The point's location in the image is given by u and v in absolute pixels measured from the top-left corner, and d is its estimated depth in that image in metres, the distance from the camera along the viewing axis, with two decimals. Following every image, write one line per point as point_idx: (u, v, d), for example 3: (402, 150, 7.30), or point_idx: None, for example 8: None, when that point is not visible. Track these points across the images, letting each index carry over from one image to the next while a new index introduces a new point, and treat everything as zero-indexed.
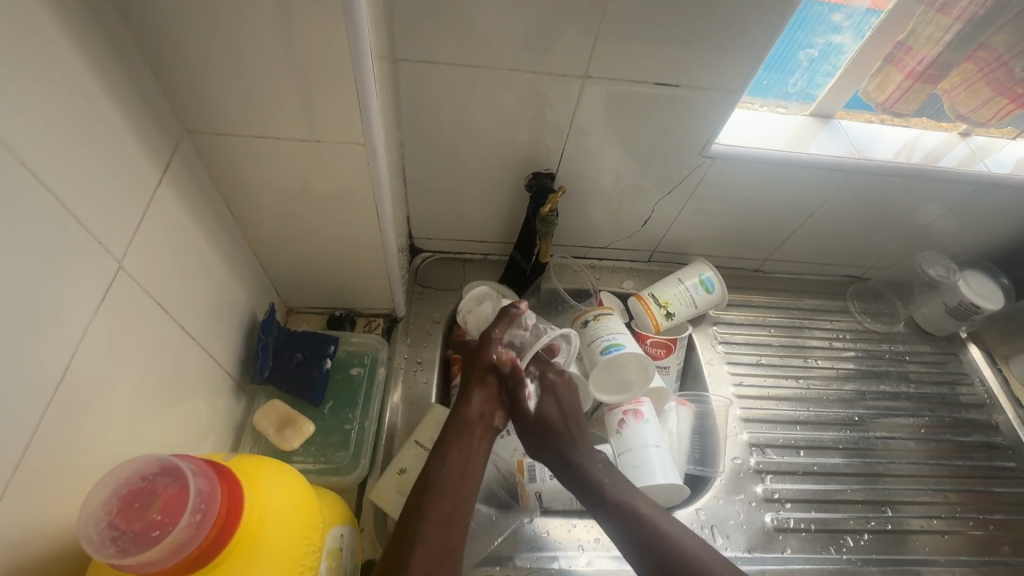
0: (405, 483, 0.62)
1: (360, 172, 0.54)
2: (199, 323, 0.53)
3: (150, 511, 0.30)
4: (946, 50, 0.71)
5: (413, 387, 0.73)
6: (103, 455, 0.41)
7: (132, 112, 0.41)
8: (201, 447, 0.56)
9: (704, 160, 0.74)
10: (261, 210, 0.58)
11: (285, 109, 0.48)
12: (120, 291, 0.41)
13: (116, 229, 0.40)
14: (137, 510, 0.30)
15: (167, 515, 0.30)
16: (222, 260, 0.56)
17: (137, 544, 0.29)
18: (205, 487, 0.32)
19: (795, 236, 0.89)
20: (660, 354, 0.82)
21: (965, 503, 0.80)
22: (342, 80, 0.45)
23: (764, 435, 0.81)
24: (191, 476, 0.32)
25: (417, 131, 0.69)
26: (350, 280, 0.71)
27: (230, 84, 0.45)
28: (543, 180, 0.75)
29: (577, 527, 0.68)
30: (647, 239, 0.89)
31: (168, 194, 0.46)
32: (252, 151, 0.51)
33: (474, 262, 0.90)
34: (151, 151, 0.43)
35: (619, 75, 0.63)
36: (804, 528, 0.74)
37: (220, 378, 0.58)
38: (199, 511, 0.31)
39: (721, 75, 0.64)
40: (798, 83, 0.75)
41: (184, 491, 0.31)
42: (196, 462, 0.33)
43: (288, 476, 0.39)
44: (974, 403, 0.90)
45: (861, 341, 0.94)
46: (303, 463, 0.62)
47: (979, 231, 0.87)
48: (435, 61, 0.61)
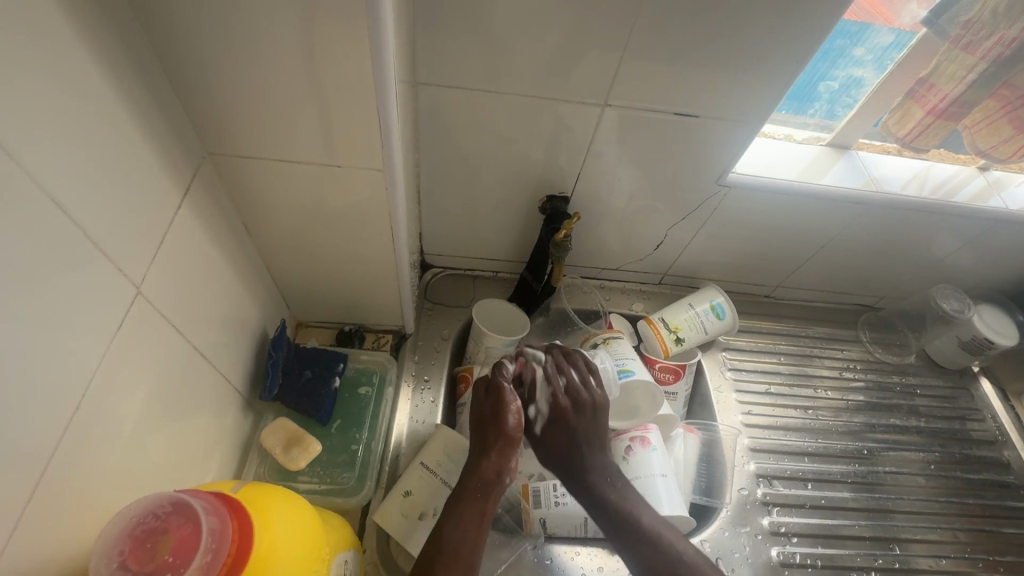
0: (410, 506, 0.61)
1: (377, 195, 0.54)
2: (210, 342, 0.53)
3: (161, 551, 0.30)
4: (970, 88, 0.70)
5: (420, 406, 0.73)
6: (112, 478, 0.41)
7: (157, 138, 0.41)
8: (207, 464, 0.55)
9: (719, 188, 0.74)
10: (277, 228, 0.58)
11: (308, 135, 0.48)
12: (136, 314, 0.41)
13: (135, 253, 0.40)
14: (148, 551, 0.30)
15: (178, 556, 0.30)
16: (236, 278, 0.56)
17: None
18: (216, 527, 0.32)
19: (808, 264, 0.88)
20: (667, 379, 0.81)
21: (974, 543, 0.79)
22: (365, 108, 0.45)
23: (772, 466, 0.80)
24: (203, 515, 0.32)
25: (433, 151, 0.70)
26: (361, 297, 0.71)
27: (255, 110, 0.45)
28: (557, 204, 0.75)
29: (581, 555, 0.67)
30: (659, 263, 0.89)
31: (187, 216, 0.46)
32: (272, 172, 0.52)
33: (484, 279, 0.90)
34: (173, 175, 0.44)
35: (637, 103, 0.63)
36: (809, 564, 0.73)
37: (230, 396, 0.58)
38: (211, 551, 0.31)
39: (739, 106, 0.64)
40: (817, 113, 0.75)
41: (197, 532, 0.31)
42: (205, 496, 0.33)
43: (296, 506, 0.39)
44: (985, 440, 0.89)
45: (871, 371, 0.93)
46: (307, 484, 0.61)
47: (995, 266, 0.86)
48: (454, 84, 0.62)
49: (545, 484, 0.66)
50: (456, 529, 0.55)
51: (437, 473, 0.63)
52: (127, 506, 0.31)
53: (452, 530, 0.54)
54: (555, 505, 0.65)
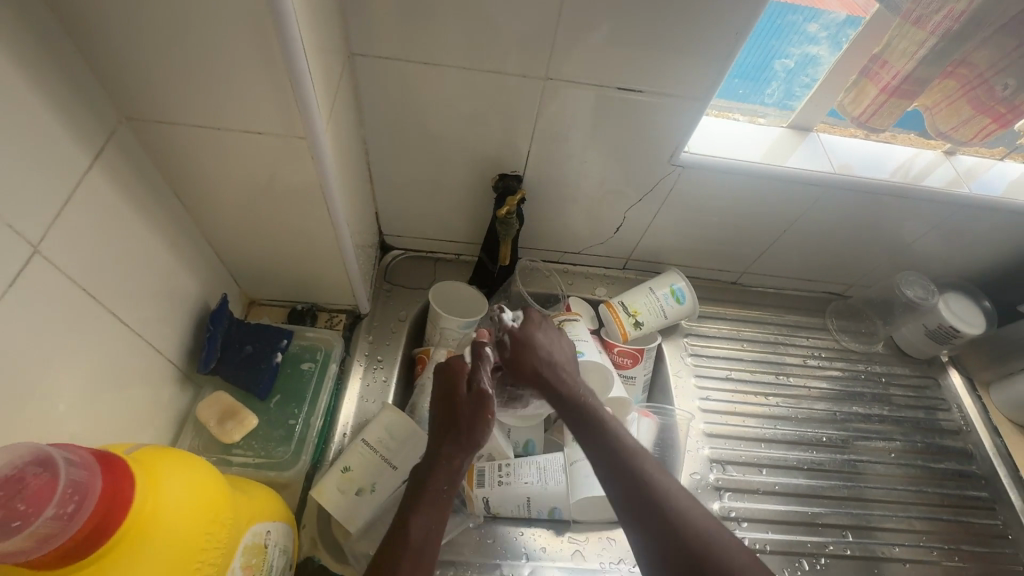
0: (348, 481, 0.61)
1: (306, 166, 0.54)
2: (136, 312, 0.53)
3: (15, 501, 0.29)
4: (921, 65, 0.68)
5: (371, 385, 0.73)
6: (13, 440, 0.41)
7: (58, 96, 0.41)
8: (136, 435, 0.55)
9: (673, 168, 0.73)
10: (211, 200, 0.58)
11: (225, 99, 0.47)
12: (39, 276, 0.41)
13: (34, 213, 0.40)
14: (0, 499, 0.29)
15: (32, 505, 0.29)
16: (168, 249, 0.56)
17: None
18: (80, 478, 0.31)
19: (771, 249, 0.87)
20: (626, 363, 0.81)
21: (931, 532, 0.78)
22: (277, 71, 0.45)
23: (727, 451, 0.79)
24: (66, 466, 0.31)
25: (380, 127, 0.69)
26: (309, 274, 0.71)
27: (166, 72, 0.45)
28: (509, 181, 0.74)
29: (524, 535, 0.67)
30: (621, 246, 0.88)
31: (101, 181, 0.46)
32: (197, 140, 0.51)
33: (444, 262, 0.89)
34: (79, 136, 0.43)
35: (580, 77, 0.62)
36: (759, 549, 0.72)
37: (163, 368, 0.58)
38: (72, 502, 0.30)
39: (685, 82, 0.62)
40: (775, 94, 0.74)
41: (56, 481, 0.30)
42: (76, 452, 0.33)
43: (194, 471, 0.39)
44: (950, 429, 0.87)
45: (837, 360, 0.92)
46: (240, 457, 0.61)
47: (962, 253, 0.85)
48: (393, 57, 0.61)
49: (491, 464, 0.66)
50: (421, 521, 0.51)
51: (379, 451, 0.63)
52: None
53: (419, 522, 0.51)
54: (498, 485, 0.65)
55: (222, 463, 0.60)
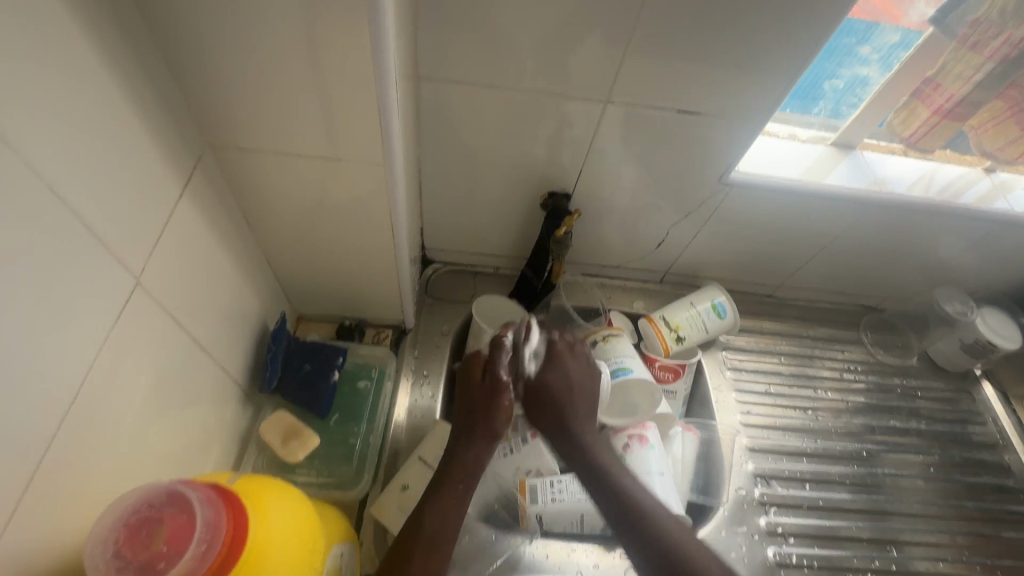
0: (407, 500, 0.61)
1: (377, 190, 0.54)
2: (210, 334, 0.53)
3: (156, 541, 0.30)
4: (976, 89, 0.69)
5: (418, 400, 0.73)
6: (109, 468, 0.41)
7: (157, 127, 0.41)
8: (206, 455, 0.56)
9: (721, 187, 0.73)
10: (278, 221, 0.59)
11: (308, 127, 0.48)
12: (136, 305, 0.41)
13: (135, 244, 0.40)
14: (143, 539, 0.31)
15: (170, 546, 0.30)
16: (237, 270, 0.57)
17: (144, 575, 0.30)
18: (210, 518, 0.32)
19: (810, 265, 0.88)
20: (667, 378, 0.81)
21: (972, 546, 0.79)
22: (365, 102, 0.45)
23: (769, 466, 0.80)
24: (198, 505, 0.32)
25: (435, 145, 0.69)
26: (362, 292, 0.71)
27: (256, 102, 0.45)
28: (559, 200, 0.75)
29: (576, 552, 0.67)
30: (661, 261, 0.88)
31: (188, 208, 0.46)
32: (273, 164, 0.52)
33: (485, 276, 0.89)
34: (172, 165, 0.44)
35: (640, 100, 0.63)
36: (805, 564, 0.73)
37: (229, 388, 0.58)
38: (204, 542, 0.31)
39: (743, 104, 0.63)
40: (822, 111, 0.75)
41: (191, 523, 0.31)
42: (201, 488, 0.34)
43: (292, 498, 0.39)
44: (986, 443, 0.88)
45: (873, 373, 0.93)
46: (305, 477, 0.62)
47: (999, 269, 0.86)
48: (456, 79, 0.61)
49: (543, 480, 0.66)
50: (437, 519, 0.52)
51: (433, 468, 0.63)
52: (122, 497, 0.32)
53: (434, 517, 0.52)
54: (552, 501, 0.65)
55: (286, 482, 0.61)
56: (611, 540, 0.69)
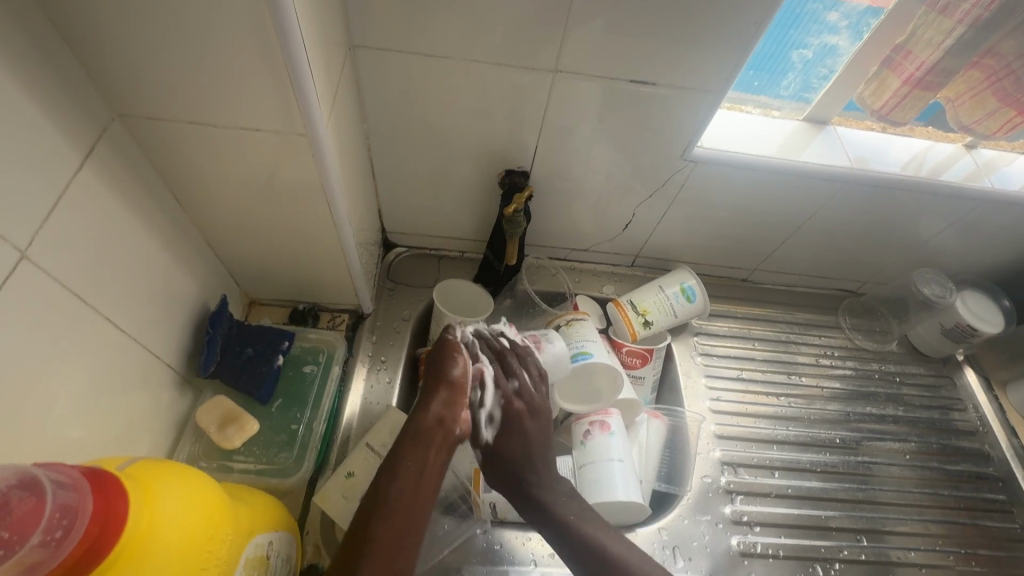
0: (352, 487, 0.60)
1: (306, 164, 0.52)
2: (133, 315, 0.51)
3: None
4: (947, 56, 0.66)
5: (375, 386, 0.71)
6: (3, 455, 0.39)
7: (45, 92, 0.39)
8: (136, 441, 0.54)
9: (685, 163, 0.70)
10: (208, 199, 0.56)
11: (221, 93, 0.45)
12: (29, 281, 0.39)
13: (21, 216, 0.38)
14: None
15: (16, 532, 0.28)
16: (164, 250, 0.54)
17: None
18: (69, 501, 0.30)
19: (783, 247, 0.85)
20: (635, 364, 0.79)
21: (947, 536, 0.76)
22: (276, 65, 0.42)
23: (738, 454, 0.78)
24: (53, 489, 0.30)
25: (383, 122, 0.67)
26: (310, 274, 0.69)
27: (160, 67, 0.43)
28: (516, 178, 0.72)
29: (532, 540, 0.65)
30: (629, 244, 0.86)
31: (92, 181, 0.44)
32: (191, 137, 0.49)
33: (449, 260, 0.87)
34: (69, 135, 0.41)
35: (591, 70, 0.60)
36: (772, 554, 0.71)
37: (161, 372, 0.56)
38: (60, 528, 0.29)
39: (700, 74, 0.60)
40: (791, 85, 0.72)
41: (43, 505, 0.29)
42: (64, 472, 0.32)
43: (188, 483, 0.37)
44: (966, 430, 0.85)
45: (850, 359, 0.90)
46: (242, 463, 0.60)
47: (981, 250, 0.82)
48: (395, 48, 0.58)
49: None
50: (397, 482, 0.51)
51: (381, 455, 0.62)
52: None
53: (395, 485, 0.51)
54: (505, 490, 0.64)
55: (223, 469, 0.59)
56: None
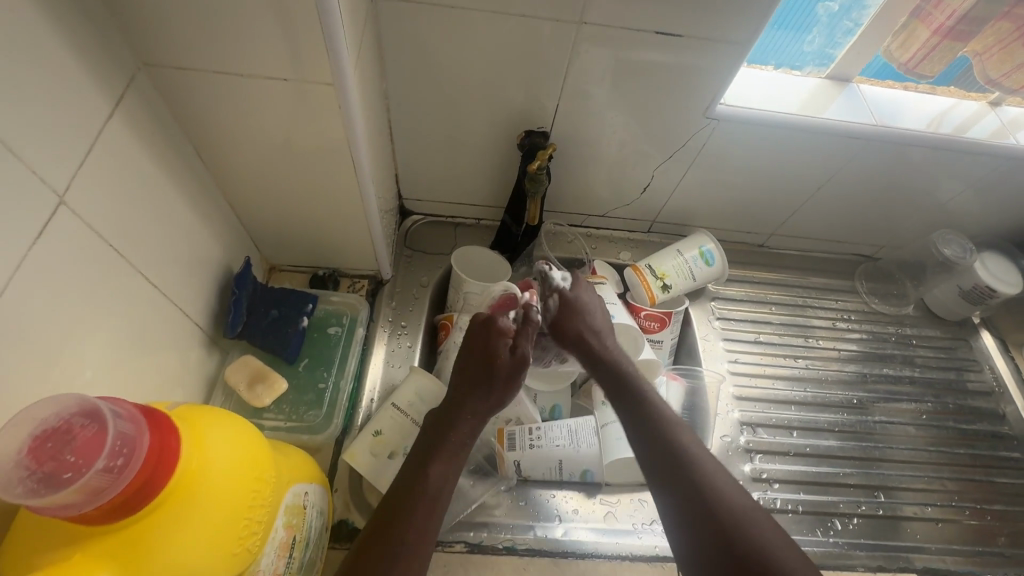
0: (380, 445, 0.60)
1: (332, 118, 0.51)
2: (162, 271, 0.51)
3: (64, 452, 0.29)
4: (979, 4, 0.66)
5: (395, 352, 0.72)
6: (46, 401, 0.39)
7: (74, 35, 0.38)
8: (168, 397, 0.55)
9: (708, 122, 0.69)
10: (231, 157, 0.56)
11: (247, 40, 0.44)
12: (65, 228, 0.39)
13: (55, 161, 0.38)
14: (49, 450, 0.29)
15: (82, 457, 0.29)
16: (189, 207, 0.54)
17: (46, 485, 0.28)
18: (128, 432, 0.31)
19: (801, 211, 0.85)
20: (652, 328, 0.79)
21: (963, 492, 0.77)
22: (306, 8, 0.42)
23: (757, 414, 0.78)
24: (113, 419, 0.31)
25: (402, 81, 0.66)
26: (331, 239, 0.69)
27: (187, 14, 0.42)
28: (536, 139, 0.70)
29: (557, 497, 0.67)
30: (647, 209, 0.85)
31: (121, 131, 0.44)
32: (215, 88, 0.48)
33: (465, 227, 0.87)
34: (98, 81, 0.41)
35: (617, 22, 0.59)
36: (791, 509, 0.71)
37: (189, 331, 0.57)
38: (121, 456, 0.30)
39: (728, 25, 0.59)
40: (815, 40, 0.71)
41: (105, 433, 0.30)
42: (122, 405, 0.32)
43: (234, 428, 0.38)
44: (981, 391, 0.86)
45: (866, 322, 0.90)
46: (274, 420, 0.61)
47: (1001, 210, 0.82)
48: (416, 0, 0.57)
49: (522, 427, 0.65)
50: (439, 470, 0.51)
51: (408, 414, 0.62)
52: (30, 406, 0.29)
53: (439, 473, 0.50)
54: (529, 447, 0.64)
55: (253, 427, 0.60)
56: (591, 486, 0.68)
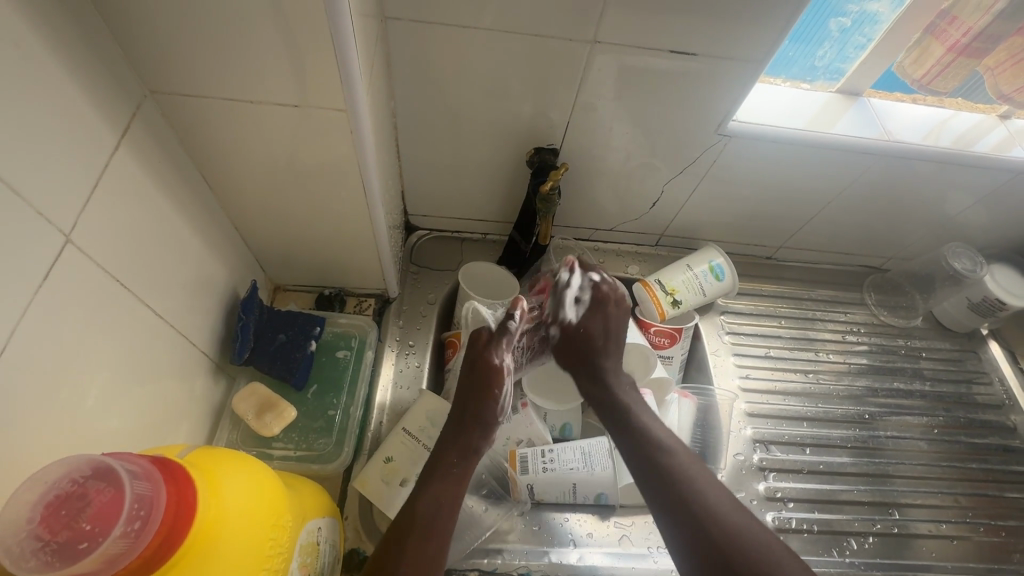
0: (392, 472, 0.59)
1: (343, 142, 0.50)
2: (170, 301, 0.50)
3: (80, 519, 0.29)
4: (996, 20, 0.65)
5: (404, 371, 0.71)
6: (53, 444, 0.38)
7: (81, 67, 0.37)
8: (175, 429, 0.54)
9: (719, 139, 0.69)
10: (238, 182, 0.54)
11: (258, 68, 0.43)
12: (72, 267, 0.38)
13: (62, 198, 0.36)
14: (64, 517, 0.28)
15: (98, 525, 0.29)
16: (196, 233, 0.53)
17: (61, 556, 0.28)
18: (145, 491, 0.31)
19: (810, 224, 0.84)
20: (663, 344, 0.78)
21: (976, 508, 0.77)
22: (320, 36, 0.41)
23: (769, 431, 0.78)
24: (129, 479, 0.30)
25: (409, 99, 0.65)
26: (338, 260, 0.68)
27: (198, 42, 0.41)
28: (545, 157, 0.70)
29: (570, 521, 0.65)
30: (655, 223, 0.84)
31: (128, 163, 0.42)
32: (222, 114, 0.47)
33: (471, 242, 0.85)
34: (105, 113, 0.40)
35: (629, 41, 0.58)
36: (806, 529, 0.71)
37: (196, 359, 0.55)
38: (138, 519, 0.30)
39: (742, 44, 0.58)
40: (826, 55, 0.70)
41: (121, 496, 0.30)
42: (137, 461, 0.32)
43: (250, 472, 0.38)
44: (992, 403, 0.86)
45: (875, 335, 0.90)
46: (283, 450, 0.61)
47: (1010, 223, 0.82)
48: (426, 20, 0.56)
49: (534, 449, 0.64)
50: (432, 491, 0.54)
51: (419, 439, 0.61)
52: (46, 469, 0.29)
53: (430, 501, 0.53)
54: (542, 471, 0.63)
55: (263, 456, 0.60)
56: (605, 509, 0.66)
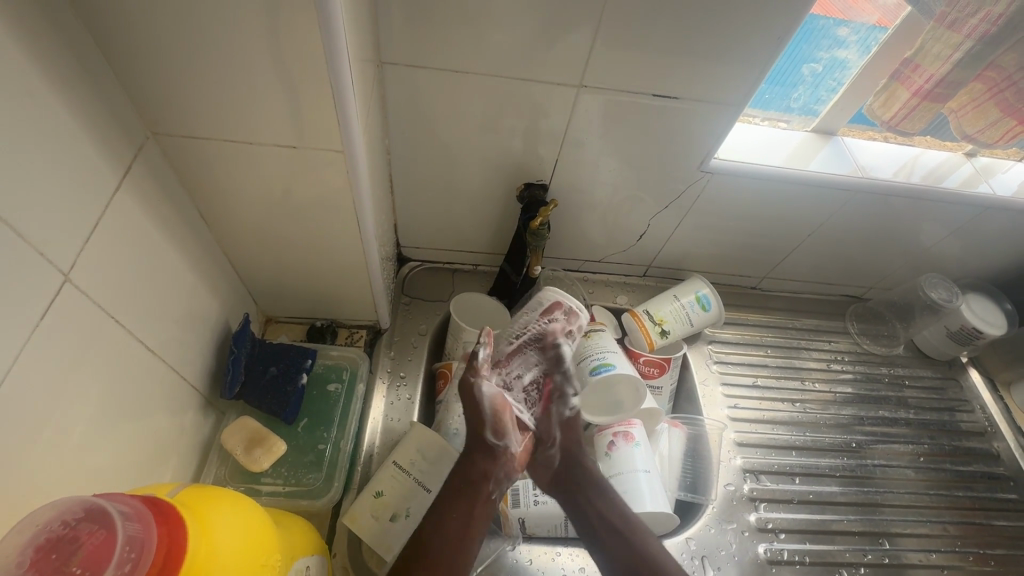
0: (381, 506, 0.58)
1: (339, 181, 0.52)
2: (163, 335, 0.51)
3: (70, 562, 0.29)
4: (955, 69, 0.68)
5: (395, 404, 0.70)
6: (41, 482, 0.38)
7: (86, 113, 0.39)
8: (163, 464, 0.53)
9: (702, 175, 0.71)
10: (233, 218, 0.56)
11: (257, 112, 0.45)
12: (68, 304, 0.38)
13: (62, 238, 0.37)
14: (54, 561, 0.28)
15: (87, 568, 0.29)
16: (190, 267, 0.54)
17: None
18: (137, 534, 0.31)
19: (793, 255, 0.87)
20: (652, 373, 0.79)
21: (965, 537, 0.77)
22: (319, 83, 0.43)
23: (758, 461, 0.78)
24: (121, 521, 0.31)
25: (403, 137, 0.67)
26: (331, 293, 0.68)
27: (202, 90, 0.43)
28: (535, 192, 0.73)
29: (562, 556, 0.65)
30: (643, 254, 0.86)
31: (128, 203, 0.44)
32: (220, 154, 0.48)
33: (463, 273, 0.87)
34: (108, 155, 0.41)
35: (613, 85, 0.61)
36: (797, 560, 0.71)
37: (187, 394, 0.56)
38: (128, 561, 0.30)
39: (720, 87, 0.61)
40: (801, 98, 0.74)
41: (113, 538, 0.30)
42: (129, 503, 0.33)
43: (239, 510, 0.38)
44: (975, 430, 0.87)
45: (860, 363, 0.92)
46: (270, 485, 0.60)
47: (982, 255, 0.85)
48: (420, 64, 0.59)
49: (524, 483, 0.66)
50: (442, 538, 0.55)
51: (410, 473, 0.60)
52: (38, 513, 0.30)
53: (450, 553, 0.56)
54: (533, 505, 0.64)
55: (251, 492, 0.59)
56: None
